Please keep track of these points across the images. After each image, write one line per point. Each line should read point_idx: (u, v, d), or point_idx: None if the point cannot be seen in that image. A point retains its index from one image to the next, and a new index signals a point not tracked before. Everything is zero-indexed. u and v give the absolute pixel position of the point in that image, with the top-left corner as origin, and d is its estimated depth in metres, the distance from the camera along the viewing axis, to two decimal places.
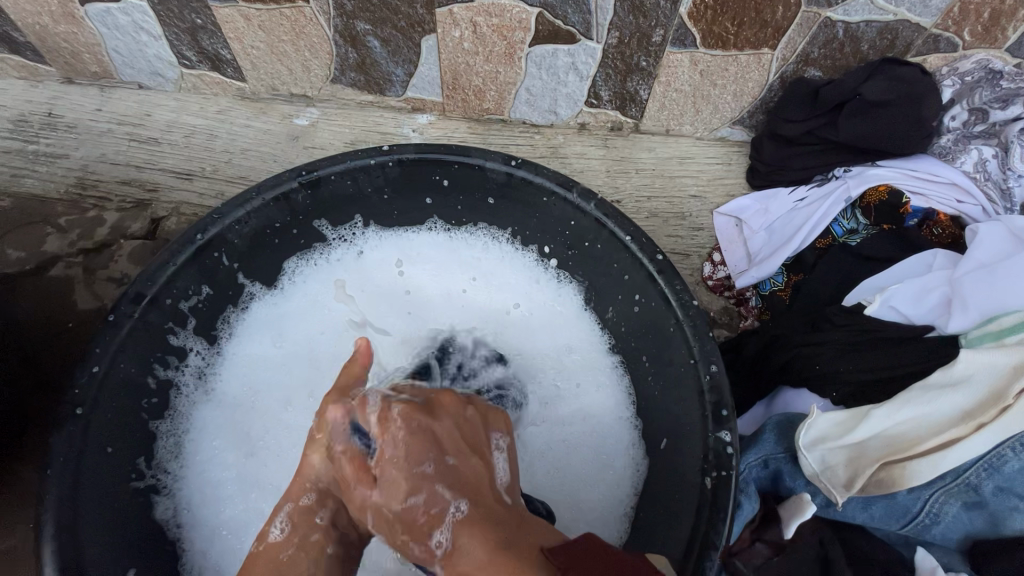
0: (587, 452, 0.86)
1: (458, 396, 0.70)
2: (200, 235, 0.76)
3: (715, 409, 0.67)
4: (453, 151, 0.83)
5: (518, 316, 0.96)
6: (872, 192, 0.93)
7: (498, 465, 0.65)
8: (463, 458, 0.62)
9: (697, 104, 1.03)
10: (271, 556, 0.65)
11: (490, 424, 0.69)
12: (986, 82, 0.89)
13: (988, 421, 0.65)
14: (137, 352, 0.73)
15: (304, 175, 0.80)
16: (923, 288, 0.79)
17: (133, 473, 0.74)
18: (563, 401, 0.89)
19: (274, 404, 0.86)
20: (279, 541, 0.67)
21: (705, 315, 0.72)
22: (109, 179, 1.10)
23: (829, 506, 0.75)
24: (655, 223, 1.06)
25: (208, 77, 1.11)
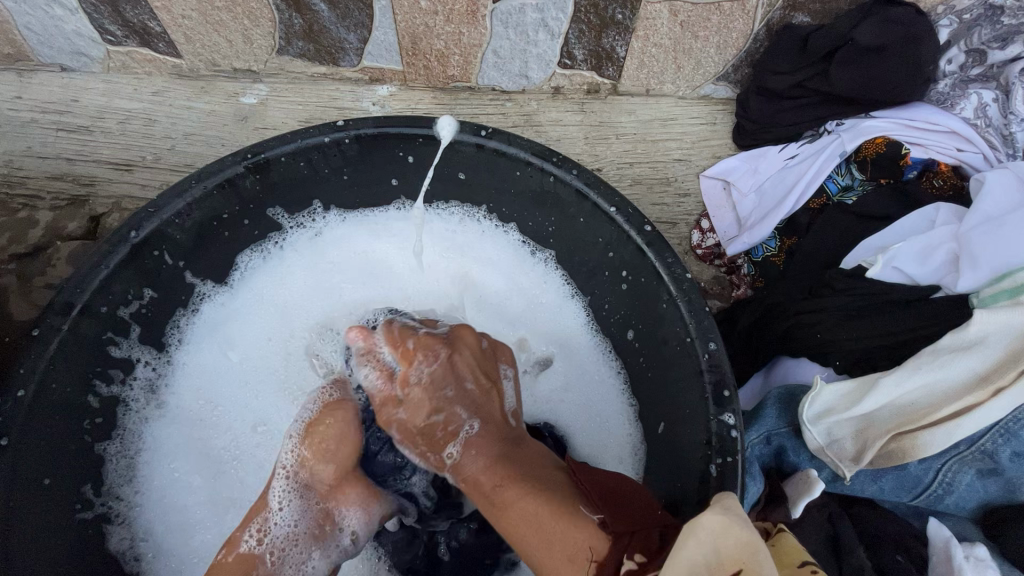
0: (584, 425, 0.82)
1: (476, 329, 0.70)
2: (135, 232, 0.67)
3: (716, 390, 0.62)
4: (416, 123, 0.75)
5: (501, 296, 0.89)
6: (868, 144, 0.87)
7: (507, 393, 0.69)
8: (471, 377, 0.66)
9: (678, 60, 0.95)
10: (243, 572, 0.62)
11: (500, 356, 0.71)
12: (986, 20, 0.82)
13: (1006, 386, 0.61)
14: (72, 369, 0.65)
15: (251, 157, 0.72)
16: (928, 246, 0.74)
17: (78, 504, 0.67)
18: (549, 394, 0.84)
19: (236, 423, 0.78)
20: (250, 554, 0.63)
21: (699, 289, 0.67)
22: (39, 175, 0.99)
23: (836, 480, 0.71)
24: (639, 191, 1.00)
25: (139, 54, 1.00)
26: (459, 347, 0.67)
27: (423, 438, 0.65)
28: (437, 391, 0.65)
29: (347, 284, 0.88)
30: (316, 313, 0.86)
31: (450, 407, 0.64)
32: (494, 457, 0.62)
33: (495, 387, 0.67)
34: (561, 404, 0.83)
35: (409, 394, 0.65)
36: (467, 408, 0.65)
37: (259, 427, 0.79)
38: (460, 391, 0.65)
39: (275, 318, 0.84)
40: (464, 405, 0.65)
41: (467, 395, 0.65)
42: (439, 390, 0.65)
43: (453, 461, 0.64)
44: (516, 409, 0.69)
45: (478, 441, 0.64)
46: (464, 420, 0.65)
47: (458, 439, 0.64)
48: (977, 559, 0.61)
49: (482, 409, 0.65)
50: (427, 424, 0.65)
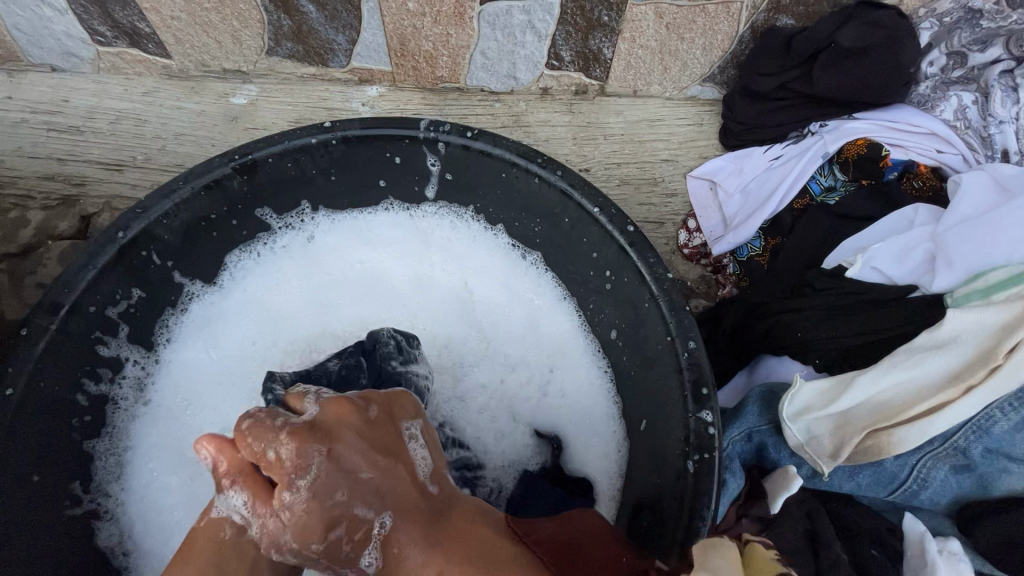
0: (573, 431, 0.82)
1: (349, 395, 0.53)
2: (123, 233, 0.68)
3: (695, 388, 0.64)
4: (402, 124, 0.76)
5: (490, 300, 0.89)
6: (850, 145, 0.88)
7: (416, 457, 0.53)
8: (372, 467, 0.48)
9: (664, 61, 0.96)
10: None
11: (397, 414, 0.54)
12: (964, 23, 0.84)
13: (977, 382, 0.62)
14: (61, 368, 0.66)
15: (238, 158, 0.72)
16: (906, 247, 0.75)
17: (67, 500, 0.68)
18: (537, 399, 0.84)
19: (225, 421, 0.79)
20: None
21: (680, 289, 0.68)
22: (30, 175, 0.99)
23: (815, 476, 0.72)
24: (626, 191, 1.01)
25: (129, 55, 1.00)
26: (340, 435, 0.48)
27: (344, 533, 0.52)
28: (350, 413, 0.52)
29: (335, 290, 0.88)
30: (302, 318, 0.86)
31: (297, 481, 0.45)
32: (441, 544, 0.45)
33: (399, 461, 0.51)
34: (551, 409, 0.83)
35: (289, 504, 0.45)
36: (367, 505, 0.47)
37: (231, 433, 0.79)
38: (359, 485, 0.47)
39: (264, 320, 0.85)
40: (402, 418, 0.55)
41: (361, 473, 0.47)
42: (314, 455, 0.46)
43: (376, 572, 0.47)
44: (436, 468, 0.54)
45: (431, 440, 0.56)
46: (373, 518, 0.47)
47: (371, 545, 0.46)
48: (950, 553, 0.63)
49: (420, 413, 0.57)
50: (329, 542, 0.46)
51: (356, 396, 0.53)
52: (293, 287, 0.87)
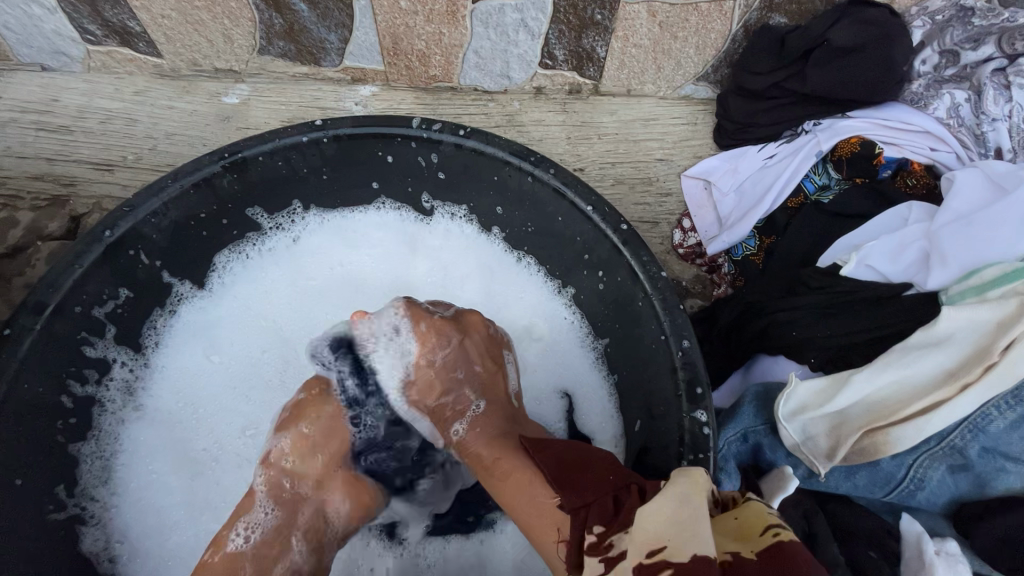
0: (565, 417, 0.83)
1: (479, 319, 0.76)
2: (109, 232, 0.67)
3: (689, 386, 0.63)
4: (392, 123, 0.75)
5: (474, 302, 0.90)
6: (844, 144, 0.87)
7: (510, 372, 0.77)
8: (485, 366, 0.74)
9: (658, 60, 0.96)
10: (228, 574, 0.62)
11: (491, 347, 0.76)
12: (957, 21, 0.84)
13: (973, 381, 0.61)
14: (46, 369, 0.65)
15: (227, 157, 0.71)
16: (900, 244, 0.75)
17: (51, 504, 0.66)
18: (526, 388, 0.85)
19: (218, 427, 0.79)
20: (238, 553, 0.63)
21: (674, 287, 0.67)
22: (19, 175, 0.98)
23: (810, 477, 0.71)
24: (621, 190, 1.01)
25: (119, 54, 1.00)
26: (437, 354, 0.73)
27: (436, 415, 0.74)
28: (448, 372, 0.73)
29: (315, 289, 0.88)
30: (293, 321, 0.86)
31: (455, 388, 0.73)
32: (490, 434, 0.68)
33: (498, 369, 0.75)
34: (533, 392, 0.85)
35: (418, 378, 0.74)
36: (478, 397, 0.73)
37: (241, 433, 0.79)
38: (468, 374, 0.74)
39: (255, 325, 0.84)
40: (472, 387, 0.73)
41: (464, 375, 0.73)
42: (467, 373, 0.74)
43: (459, 437, 0.71)
44: (518, 387, 0.78)
45: (484, 417, 0.71)
46: (472, 401, 0.73)
47: (468, 416, 0.72)
48: (949, 554, 0.62)
49: (488, 386, 0.74)
50: (438, 403, 0.74)
51: (483, 323, 0.76)
52: (275, 290, 0.86)
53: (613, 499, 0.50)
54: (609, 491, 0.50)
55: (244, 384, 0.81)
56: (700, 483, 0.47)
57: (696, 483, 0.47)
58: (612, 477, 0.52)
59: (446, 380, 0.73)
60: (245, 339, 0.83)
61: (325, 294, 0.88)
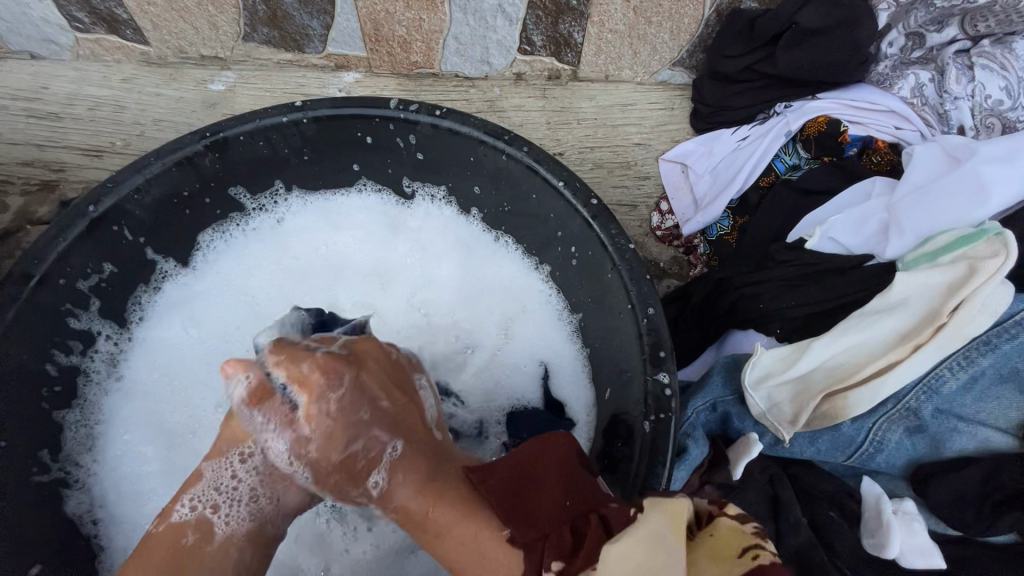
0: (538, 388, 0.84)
1: (378, 342, 0.68)
2: (93, 207, 0.69)
3: (653, 350, 0.65)
4: (369, 103, 0.77)
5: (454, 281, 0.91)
6: (811, 123, 0.90)
7: (426, 400, 0.69)
8: (396, 399, 0.64)
9: (634, 45, 0.98)
10: (171, 542, 0.58)
11: (412, 367, 0.71)
12: (921, 3, 0.86)
13: (924, 342, 0.63)
14: (31, 338, 0.67)
15: (208, 136, 0.74)
16: (861, 217, 0.77)
17: (35, 467, 0.68)
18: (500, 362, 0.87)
19: (200, 400, 0.80)
20: (183, 523, 0.59)
21: (641, 258, 0.70)
22: (10, 161, 1.00)
23: (776, 444, 0.74)
24: (599, 174, 1.03)
25: (107, 42, 1.02)
26: (362, 367, 0.63)
27: (344, 472, 0.60)
28: (349, 416, 0.60)
29: (297, 268, 0.90)
30: (276, 299, 0.88)
31: (355, 436, 0.60)
32: (417, 479, 0.60)
33: (413, 398, 0.66)
34: (507, 368, 0.86)
35: (314, 428, 0.59)
36: (394, 445, 0.61)
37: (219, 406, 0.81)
38: (376, 411, 0.61)
39: (237, 302, 0.86)
40: (382, 425, 0.61)
41: (381, 394, 0.63)
42: (347, 412, 0.60)
43: (379, 490, 0.60)
44: (438, 418, 0.70)
45: (409, 454, 0.61)
46: (387, 441, 0.61)
47: (383, 465, 0.60)
48: (905, 513, 0.65)
49: (400, 423, 0.62)
50: (345, 455, 0.60)
51: (383, 345, 0.68)
52: (258, 269, 0.88)
53: (568, 529, 0.51)
54: (565, 522, 0.51)
55: (225, 358, 0.83)
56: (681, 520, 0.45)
57: (677, 518, 0.45)
58: (569, 500, 0.53)
59: (352, 413, 0.60)
60: (227, 315, 0.85)
61: (307, 274, 0.90)
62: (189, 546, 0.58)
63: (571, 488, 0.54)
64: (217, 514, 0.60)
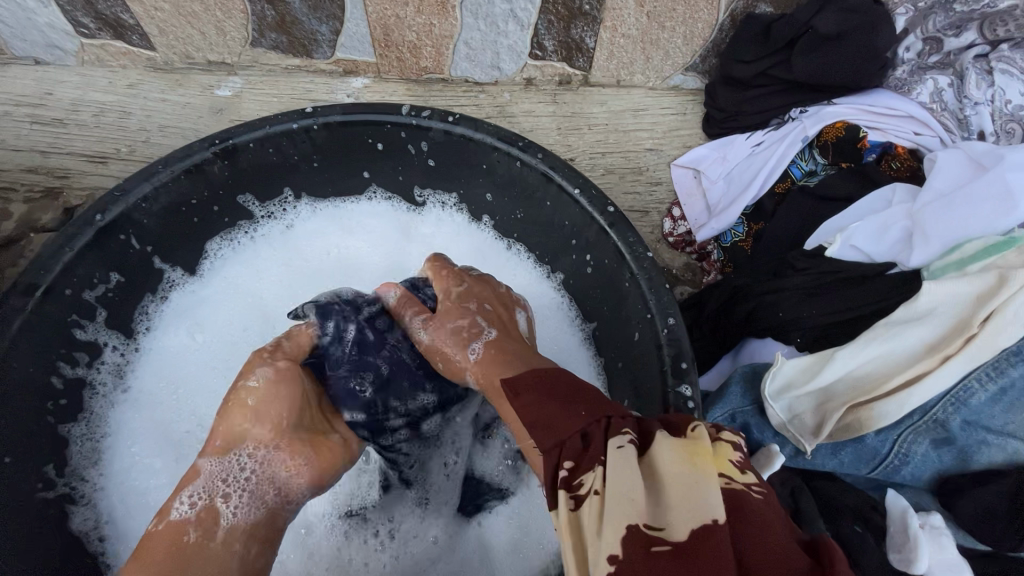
0: None
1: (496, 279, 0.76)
2: (101, 216, 0.68)
3: (674, 362, 0.63)
4: (382, 109, 0.76)
5: None
6: (829, 129, 0.89)
7: (521, 320, 0.73)
8: (495, 307, 0.71)
9: (646, 50, 0.97)
10: (172, 540, 0.56)
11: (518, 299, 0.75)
12: (940, 8, 0.85)
13: (953, 352, 0.62)
14: (37, 351, 0.66)
15: (218, 143, 0.72)
16: (884, 224, 0.76)
17: (41, 482, 0.66)
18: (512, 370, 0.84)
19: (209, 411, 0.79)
20: (184, 520, 0.57)
21: (659, 267, 0.68)
22: (13, 167, 0.99)
23: (797, 455, 0.72)
24: (611, 180, 1.02)
25: (113, 47, 1.01)
26: (471, 279, 0.74)
27: (446, 358, 0.70)
28: (462, 302, 0.71)
29: (305, 274, 0.88)
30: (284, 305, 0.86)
31: (455, 317, 0.69)
32: (489, 363, 0.64)
33: (511, 313, 0.72)
34: None
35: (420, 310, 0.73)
36: (491, 325, 0.68)
37: None
38: (478, 309, 0.70)
39: (244, 310, 0.85)
40: (483, 317, 0.69)
41: (492, 302, 0.71)
42: (457, 309, 0.70)
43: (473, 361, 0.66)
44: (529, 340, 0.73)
45: (495, 343, 0.66)
46: (481, 330, 0.68)
47: (479, 342, 0.67)
48: (932, 527, 0.63)
49: (503, 324, 0.69)
50: (450, 332, 0.69)
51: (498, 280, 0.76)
52: (268, 277, 0.87)
53: (582, 436, 0.44)
54: (583, 425, 0.44)
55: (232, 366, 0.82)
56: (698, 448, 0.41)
57: (694, 448, 0.41)
58: (585, 409, 0.46)
59: (458, 313, 0.70)
60: (235, 325, 0.84)
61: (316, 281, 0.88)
62: (190, 543, 0.56)
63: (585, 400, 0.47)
64: (224, 504, 0.59)
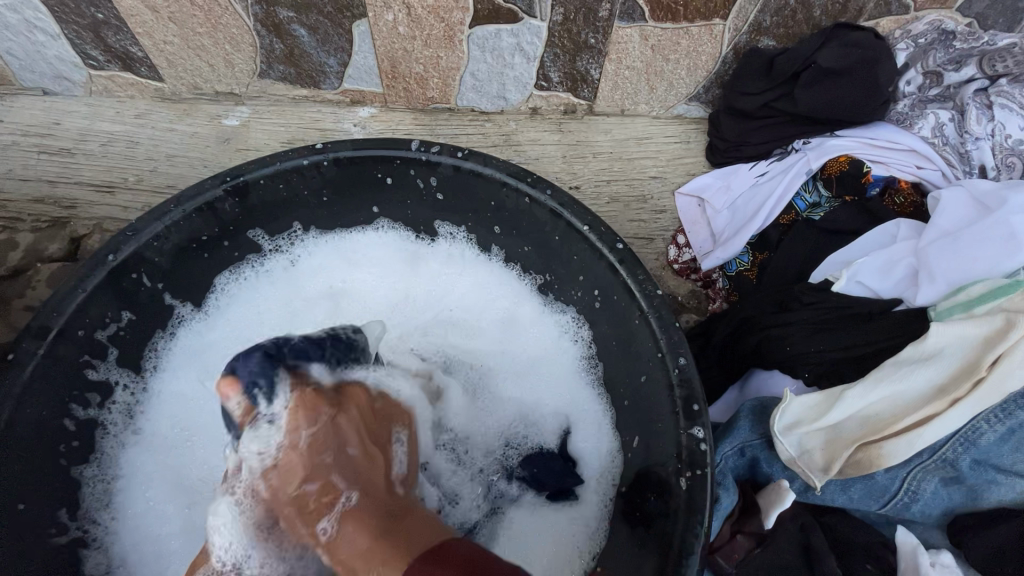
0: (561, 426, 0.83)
1: (370, 391, 0.64)
2: (113, 256, 0.68)
3: (685, 404, 0.64)
4: (392, 146, 0.76)
5: (467, 318, 0.90)
6: (832, 162, 0.90)
7: (397, 457, 0.62)
8: (340, 456, 0.57)
9: (651, 81, 0.98)
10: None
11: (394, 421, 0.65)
12: (939, 44, 0.88)
13: (963, 395, 0.63)
14: (49, 393, 0.66)
15: (230, 180, 0.73)
16: (890, 260, 0.78)
17: (53, 528, 0.67)
18: (515, 400, 0.85)
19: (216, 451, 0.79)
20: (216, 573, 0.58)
21: (669, 305, 0.69)
22: (20, 198, 0.99)
23: (807, 490, 0.72)
24: (616, 208, 1.02)
25: (121, 78, 1.01)
26: (347, 407, 0.60)
27: (295, 511, 0.54)
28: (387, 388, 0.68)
29: (306, 310, 0.88)
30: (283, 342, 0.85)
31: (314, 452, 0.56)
32: (359, 526, 0.51)
33: (382, 454, 0.60)
34: (524, 412, 0.84)
35: (289, 461, 0.56)
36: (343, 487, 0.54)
37: None
38: (340, 458, 0.56)
39: (244, 347, 0.84)
40: (341, 472, 0.55)
41: (328, 461, 0.56)
42: (327, 449, 0.57)
43: (325, 539, 0.52)
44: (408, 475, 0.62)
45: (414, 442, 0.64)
46: (343, 491, 0.54)
47: (331, 512, 0.53)
48: (942, 566, 0.64)
49: (363, 478, 0.56)
50: (300, 493, 0.55)
51: (358, 400, 0.62)
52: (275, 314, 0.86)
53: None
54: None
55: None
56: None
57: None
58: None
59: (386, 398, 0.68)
60: None
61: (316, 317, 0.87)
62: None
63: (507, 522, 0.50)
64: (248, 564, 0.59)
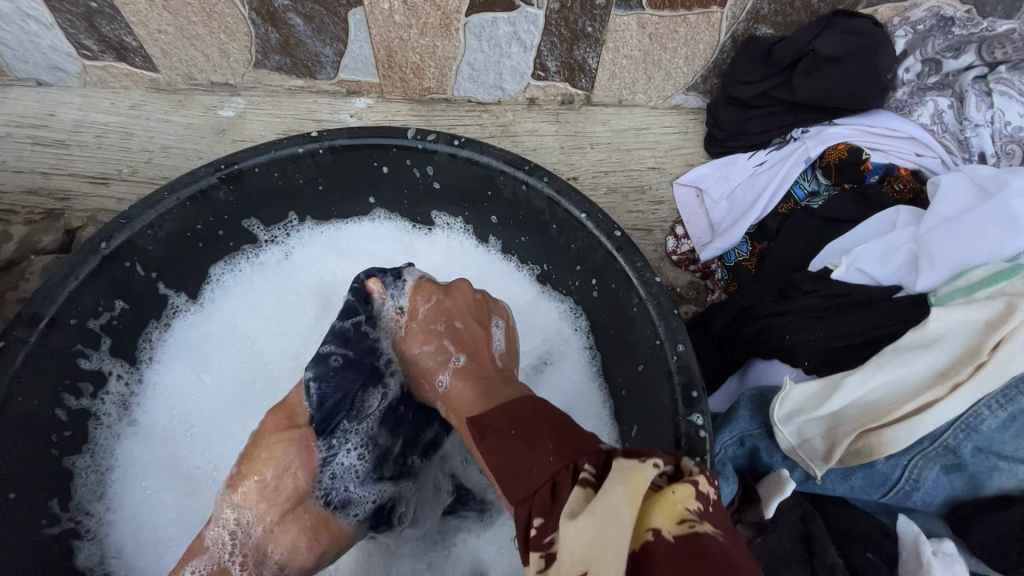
0: None
1: (470, 288, 0.75)
2: (105, 243, 0.67)
3: (685, 391, 0.63)
4: (388, 133, 0.76)
5: None
6: (832, 150, 0.89)
7: (496, 336, 0.73)
8: (466, 326, 0.72)
9: (649, 70, 0.97)
10: None
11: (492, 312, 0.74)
12: (938, 31, 0.88)
13: (964, 379, 0.63)
14: (40, 382, 0.65)
15: (224, 168, 0.72)
16: (889, 247, 0.77)
17: (45, 518, 0.66)
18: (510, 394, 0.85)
19: (210, 443, 0.78)
20: None
21: (668, 292, 0.68)
22: (14, 189, 0.98)
23: (807, 479, 0.71)
24: (614, 199, 1.01)
25: (115, 69, 1.00)
26: (455, 293, 0.74)
27: (420, 372, 0.72)
28: (428, 324, 0.73)
29: (300, 303, 0.87)
30: (277, 337, 0.85)
31: (437, 321, 0.72)
32: (468, 378, 0.68)
33: (484, 331, 0.72)
34: None
35: (412, 325, 0.74)
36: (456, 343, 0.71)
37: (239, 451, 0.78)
38: (449, 328, 0.72)
39: (239, 343, 0.83)
40: (453, 340, 0.71)
41: (467, 322, 0.72)
42: (437, 338, 0.72)
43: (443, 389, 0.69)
44: (506, 354, 0.73)
45: (465, 371, 0.68)
46: (452, 353, 0.70)
47: (447, 368, 0.70)
48: (944, 554, 0.63)
49: (469, 345, 0.71)
50: (418, 354, 0.72)
51: (473, 291, 0.75)
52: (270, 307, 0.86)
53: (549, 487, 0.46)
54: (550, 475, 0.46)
55: (228, 400, 0.80)
56: (640, 482, 0.42)
57: (635, 485, 0.42)
58: (554, 456, 0.47)
59: (425, 334, 0.72)
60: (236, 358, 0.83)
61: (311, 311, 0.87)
62: None
63: (562, 442, 0.49)
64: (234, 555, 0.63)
